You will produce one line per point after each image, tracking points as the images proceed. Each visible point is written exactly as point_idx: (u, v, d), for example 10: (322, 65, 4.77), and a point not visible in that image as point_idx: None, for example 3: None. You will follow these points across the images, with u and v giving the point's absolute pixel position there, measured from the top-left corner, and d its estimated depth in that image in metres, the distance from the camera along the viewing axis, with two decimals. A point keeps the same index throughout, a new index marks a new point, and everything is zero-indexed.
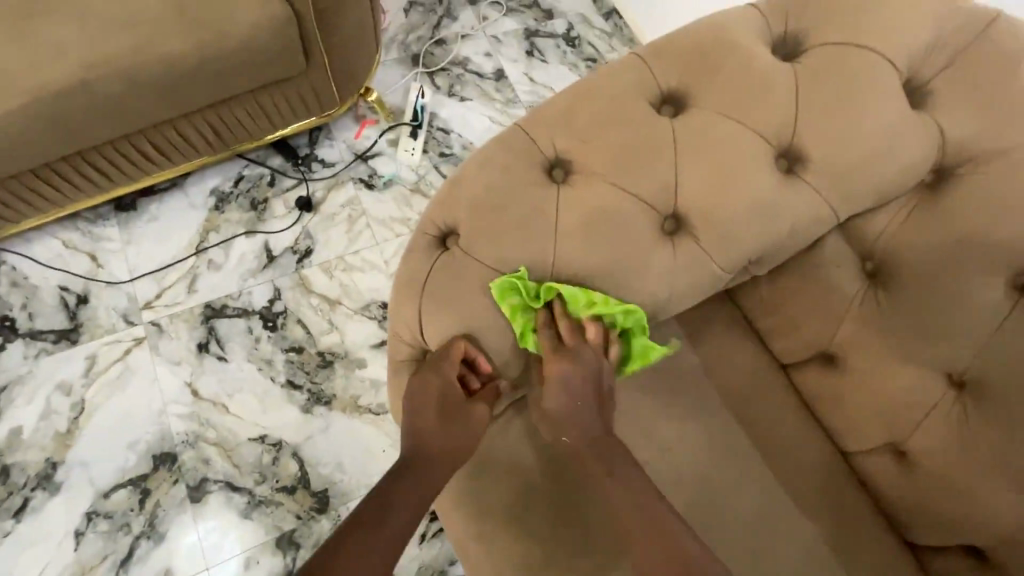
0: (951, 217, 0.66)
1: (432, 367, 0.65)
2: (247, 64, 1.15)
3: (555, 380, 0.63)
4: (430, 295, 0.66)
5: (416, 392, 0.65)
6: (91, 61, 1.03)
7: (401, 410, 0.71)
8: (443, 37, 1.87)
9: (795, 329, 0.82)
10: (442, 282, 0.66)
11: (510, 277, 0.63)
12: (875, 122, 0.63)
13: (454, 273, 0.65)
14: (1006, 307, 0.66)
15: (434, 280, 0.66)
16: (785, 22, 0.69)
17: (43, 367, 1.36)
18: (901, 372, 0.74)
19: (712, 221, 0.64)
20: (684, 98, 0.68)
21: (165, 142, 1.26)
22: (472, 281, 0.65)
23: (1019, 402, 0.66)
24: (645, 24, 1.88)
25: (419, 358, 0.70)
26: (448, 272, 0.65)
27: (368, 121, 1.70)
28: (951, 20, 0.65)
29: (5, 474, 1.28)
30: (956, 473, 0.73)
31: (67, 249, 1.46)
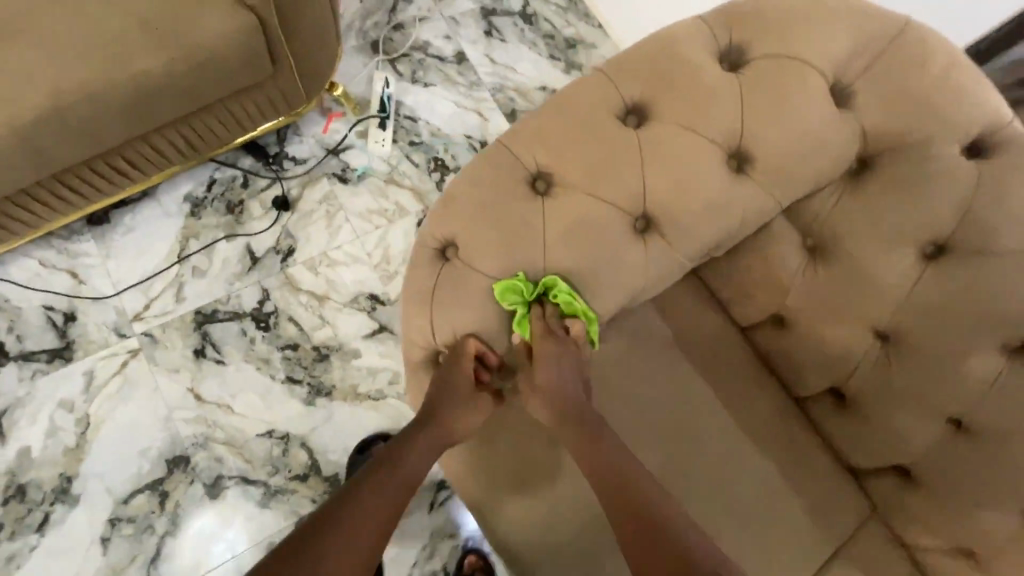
0: (873, 200, 0.78)
1: (448, 366, 0.75)
2: (215, 75, 1.15)
3: (552, 369, 0.73)
4: (438, 304, 0.75)
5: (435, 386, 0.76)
6: (58, 87, 1.03)
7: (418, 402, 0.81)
8: (400, 21, 1.85)
9: (750, 299, 0.95)
10: (448, 291, 0.74)
11: (512, 280, 0.72)
12: (809, 124, 0.73)
13: (457, 282, 0.74)
14: (919, 272, 0.79)
15: (440, 290, 0.75)
16: (730, 34, 0.77)
17: (40, 387, 1.38)
18: (838, 330, 0.87)
19: (676, 220, 0.74)
20: (647, 109, 0.76)
21: (137, 156, 1.27)
22: (473, 288, 0.74)
23: (930, 348, 0.81)
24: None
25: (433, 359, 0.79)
26: (452, 281, 0.74)
27: (335, 114, 1.70)
28: (869, 29, 0.75)
29: (22, 493, 1.32)
30: (883, 408, 0.88)
31: (45, 268, 1.46)
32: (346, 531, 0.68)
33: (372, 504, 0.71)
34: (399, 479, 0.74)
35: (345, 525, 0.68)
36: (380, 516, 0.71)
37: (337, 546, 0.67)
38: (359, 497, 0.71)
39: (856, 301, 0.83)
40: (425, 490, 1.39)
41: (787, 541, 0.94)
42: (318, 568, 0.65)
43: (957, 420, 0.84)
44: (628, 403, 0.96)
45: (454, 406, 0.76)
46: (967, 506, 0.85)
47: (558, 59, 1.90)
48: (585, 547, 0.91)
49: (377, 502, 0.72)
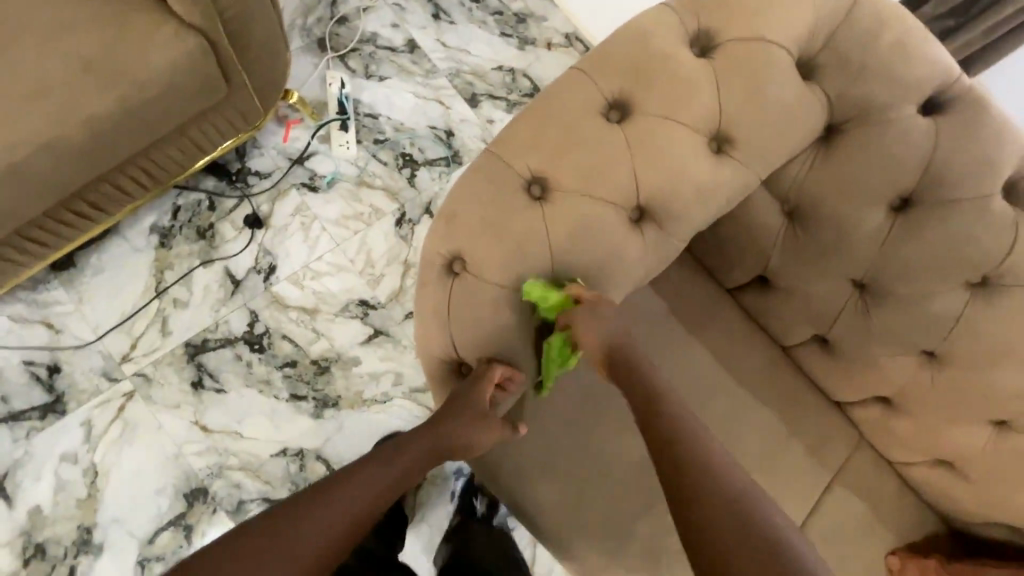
0: (842, 164, 0.84)
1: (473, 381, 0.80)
2: (172, 103, 1.11)
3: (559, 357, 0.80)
4: (453, 316, 0.78)
5: (458, 401, 0.82)
6: (11, 139, 0.98)
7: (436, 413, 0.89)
8: (344, 14, 1.77)
9: (735, 265, 1.01)
10: (460, 304, 0.77)
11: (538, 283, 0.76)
12: (779, 101, 0.77)
13: (468, 295, 0.77)
14: (888, 224, 0.86)
15: (453, 305, 0.78)
16: (695, 19, 0.80)
17: (39, 444, 1.35)
18: (820, 284, 0.94)
19: (668, 207, 0.78)
20: (627, 103, 0.78)
21: (99, 195, 1.22)
22: (484, 298, 0.77)
23: (904, 290, 0.89)
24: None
25: (454, 368, 0.84)
26: (463, 295, 0.77)
27: (292, 121, 1.65)
28: (825, 3, 0.78)
29: (42, 551, 1.31)
30: (864, 349, 0.96)
31: (17, 323, 1.41)
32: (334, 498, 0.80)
33: (356, 491, 0.82)
34: (387, 475, 0.85)
35: (333, 501, 0.80)
36: (360, 502, 0.81)
37: (327, 506, 0.79)
38: (348, 482, 0.83)
39: (834, 258, 0.90)
40: (444, 480, 1.43)
41: (791, 478, 1.04)
42: (307, 520, 0.77)
43: (930, 351, 0.93)
44: None
45: (464, 424, 0.84)
46: (942, 425, 0.96)
47: (510, 35, 1.85)
48: (611, 513, 0.99)
49: (361, 489, 0.82)
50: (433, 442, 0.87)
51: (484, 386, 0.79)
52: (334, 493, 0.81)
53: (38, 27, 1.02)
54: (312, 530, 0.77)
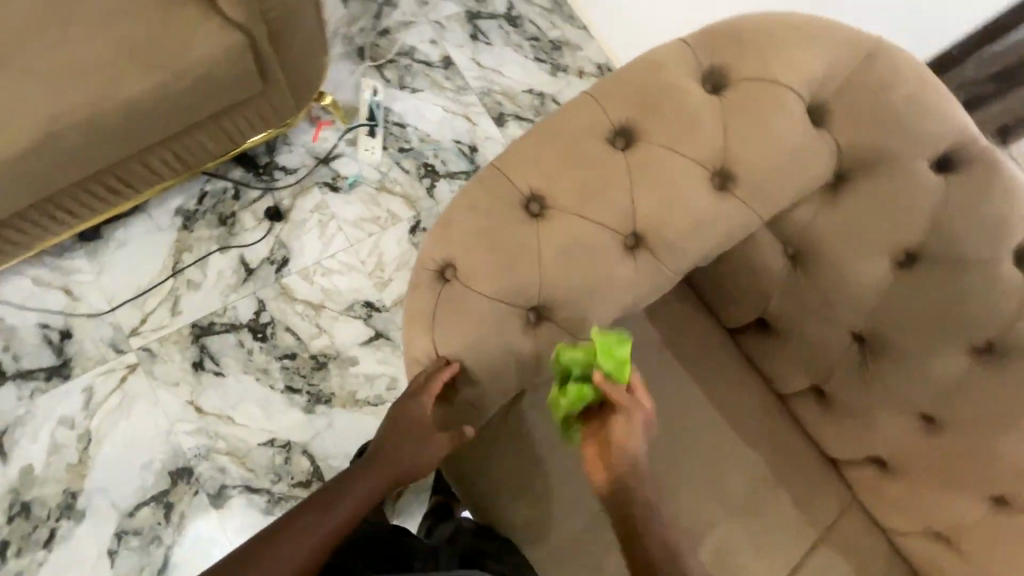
0: (849, 213, 0.82)
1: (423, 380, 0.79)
2: (208, 92, 1.16)
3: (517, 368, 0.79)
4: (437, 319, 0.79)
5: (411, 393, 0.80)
6: (55, 112, 1.04)
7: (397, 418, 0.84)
8: (386, 27, 1.85)
9: (735, 304, 0.99)
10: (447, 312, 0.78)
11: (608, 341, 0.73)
12: (787, 142, 0.77)
13: (455, 303, 0.78)
14: (893, 279, 0.84)
15: (439, 311, 0.79)
16: (711, 57, 0.81)
17: (40, 404, 1.40)
18: (820, 333, 0.92)
19: (665, 238, 0.78)
20: (634, 132, 0.79)
21: (130, 174, 1.28)
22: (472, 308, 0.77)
23: (906, 349, 0.86)
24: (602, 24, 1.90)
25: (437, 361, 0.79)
26: (451, 301, 0.78)
27: (323, 123, 1.71)
28: (844, 51, 0.79)
29: (27, 510, 1.34)
30: (860, 405, 0.93)
31: (38, 286, 1.47)
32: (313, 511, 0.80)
33: (305, 533, 0.78)
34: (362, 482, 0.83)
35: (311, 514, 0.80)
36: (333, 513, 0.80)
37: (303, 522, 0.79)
38: (294, 527, 0.78)
39: (835, 308, 0.88)
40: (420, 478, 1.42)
41: (775, 531, 1.00)
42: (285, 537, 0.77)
43: (929, 415, 0.90)
44: None
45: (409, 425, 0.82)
46: (937, 494, 0.92)
47: (544, 61, 1.90)
48: (584, 540, 0.97)
49: (310, 528, 0.78)
50: (381, 471, 0.84)
51: (432, 385, 0.78)
52: (283, 537, 0.77)
53: (96, 11, 1.09)
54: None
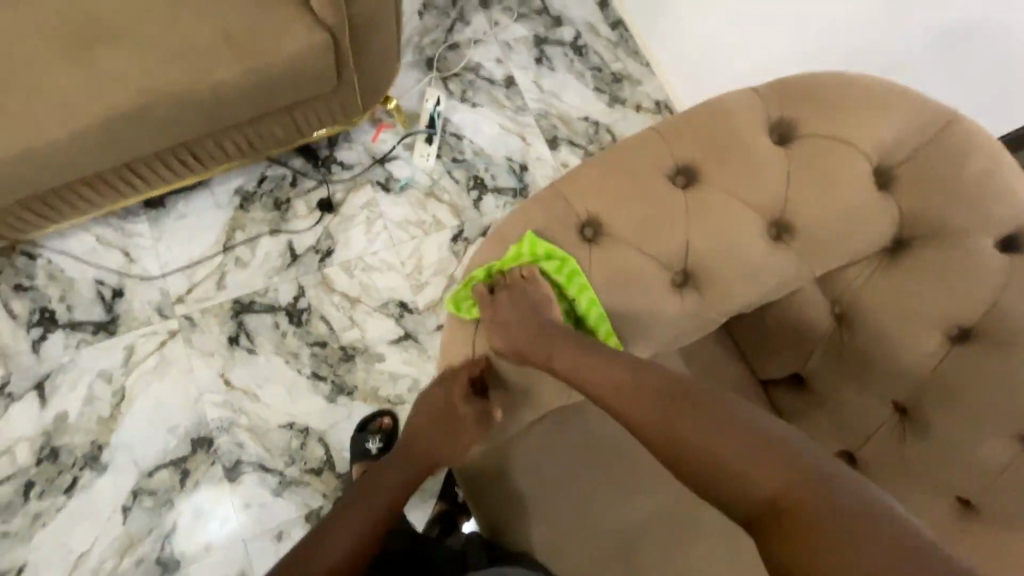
0: (904, 280, 0.81)
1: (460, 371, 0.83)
2: (289, 84, 1.23)
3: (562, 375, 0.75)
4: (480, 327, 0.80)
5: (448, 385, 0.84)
6: (149, 86, 1.12)
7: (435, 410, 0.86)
8: (456, 42, 1.91)
9: (772, 356, 0.98)
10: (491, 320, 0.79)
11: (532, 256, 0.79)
12: (849, 201, 0.77)
13: (500, 312, 0.79)
14: (942, 354, 0.82)
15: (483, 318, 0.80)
16: (781, 109, 0.82)
17: (84, 355, 1.46)
18: (858, 398, 0.90)
19: (713, 280, 0.79)
20: (696, 173, 0.81)
21: (203, 151, 1.35)
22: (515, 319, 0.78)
23: (948, 428, 0.83)
24: (664, 59, 1.90)
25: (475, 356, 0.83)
26: (496, 310, 0.79)
27: (385, 125, 1.77)
28: (916, 121, 0.79)
29: (55, 455, 1.40)
30: (892, 478, 0.90)
31: (99, 244, 1.55)
32: (355, 512, 0.79)
33: (343, 532, 0.76)
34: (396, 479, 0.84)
35: (353, 514, 0.78)
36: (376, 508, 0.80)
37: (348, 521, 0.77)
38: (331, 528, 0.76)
39: (877, 373, 0.87)
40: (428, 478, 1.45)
41: None
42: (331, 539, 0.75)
43: (966, 498, 0.86)
44: None
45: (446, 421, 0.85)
46: None
47: (603, 91, 1.93)
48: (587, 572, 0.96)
49: (355, 524, 0.77)
50: (413, 463, 0.86)
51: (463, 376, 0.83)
52: (321, 542, 0.75)
53: None
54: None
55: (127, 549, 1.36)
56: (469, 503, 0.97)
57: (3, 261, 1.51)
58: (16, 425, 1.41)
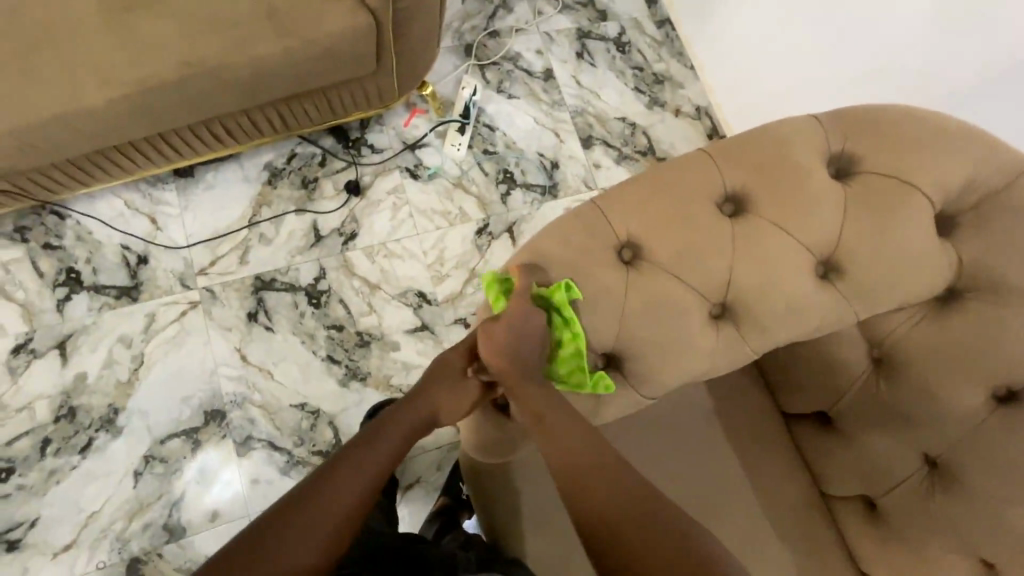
0: (954, 331, 0.78)
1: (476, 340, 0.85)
2: (327, 65, 1.21)
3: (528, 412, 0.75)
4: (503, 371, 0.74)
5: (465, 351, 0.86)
6: (188, 58, 1.10)
7: (442, 375, 0.86)
8: (497, 29, 1.86)
9: (801, 392, 0.95)
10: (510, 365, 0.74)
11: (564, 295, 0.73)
12: (905, 246, 0.74)
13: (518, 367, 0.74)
14: (984, 413, 0.79)
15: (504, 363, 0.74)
16: (842, 141, 0.78)
17: (106, 319, 1.48)
18: (886, 446, 0.87)
19: (752, 314, 0.76)
20: (745, 201, 0.77)
21: (235, 126, 1.34)
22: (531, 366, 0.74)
23: (979, 487, 0.80)
24: (710, 61, 1.83)
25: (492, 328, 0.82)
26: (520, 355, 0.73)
27: (418, 110, 1.74)
28: (985, 166, 0.75)
29: (73, 415, 1.42)
30: (914, 530, 0.88)
31: (128, 208, 1.55)
32: (332, 486, 0.74)
33: (338, 493, 0.73)
34: (379, 454, 0.79)
35: (329, 490, 0.73)
36: (357, 483, 0.75)
37: (323, 497, 0.72)
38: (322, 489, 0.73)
39: (912, 423, 0.84)
40: (433, 470, 1.45)
41: None
42: (303, 515, 0.71)
43: (990, 561, 0.83)
44: (657, 470, 0.96)
45: (448, 387, 0.85)
46: None
47: (643, 92, 1.87)
48: None
49: (331, 500, 0.73)
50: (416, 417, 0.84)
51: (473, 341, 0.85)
52: (312, 503, 0.72)
53: None
54: (301, 545, 0.69)
55: (136, 512, 1.39)
56: (476, 504, 0.99)
57: (33, 219, 1.52)
58: (36, 382, 1.43)
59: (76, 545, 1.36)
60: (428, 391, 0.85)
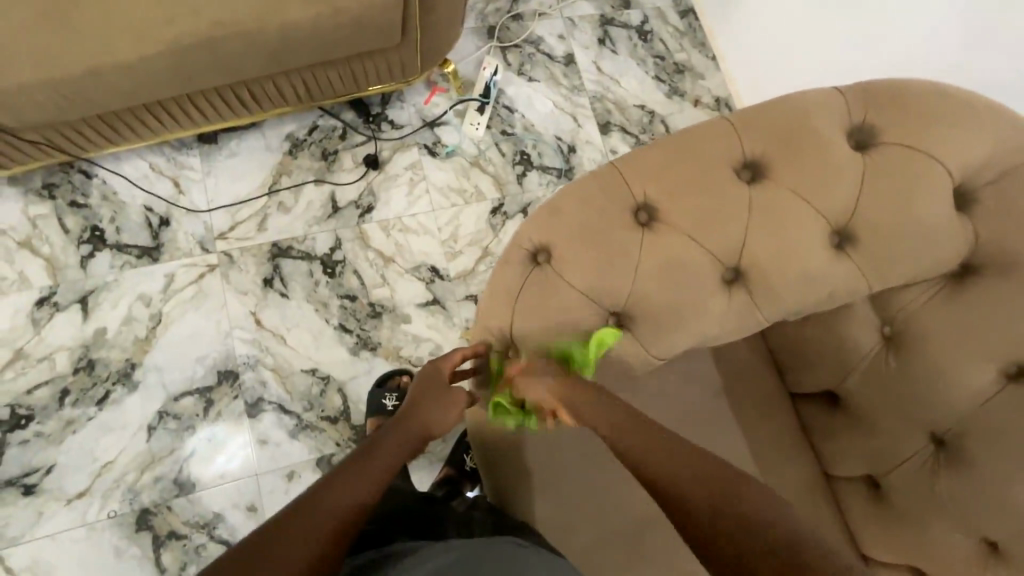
0: (966, 307, 0.79)
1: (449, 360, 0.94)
2: (355, 33, 1.22)
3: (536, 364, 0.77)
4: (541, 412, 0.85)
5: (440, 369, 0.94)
6: (219, 18, 1.12)
7: (428, 392, 0.91)
8: (520, 13, 1.87)
9: (808, 369, 0.95)
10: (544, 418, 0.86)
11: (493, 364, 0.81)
12: (924, 217, 0.74)
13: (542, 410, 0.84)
14: (993, 389, 0.79)
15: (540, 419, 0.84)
16: (863, 114, 0.79)
17: (127, 277, 1.51)
18: (894, 423, 0.88)
19: (766, 281, 0.77)
20: (763, 169, 0.79)
21: (260, 91, 1.36)
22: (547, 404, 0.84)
23: (986, 466, 0.80)
24: (733, 54, 1.83)
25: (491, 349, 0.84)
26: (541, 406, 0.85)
27: (439, 88, 1.75)
28: (1006, 145, 0.75)
29: (92, 367, 1.46)
30: (917, 509, 0.88)
31: (152, 171, 1.59)
32: (336, 490, 0.74)
33: (342, 499, 0.73)
34: (379, 468, 0.79)
35: (333, 492, 0.73)
36: (358, 489, 0.75)
37: (327, 498, 0.73)
38: (329, 489, 0.74)
39: (923, 400, 0.84)
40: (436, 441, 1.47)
41: None
42: (307, 518, 0.70)
43: (994, 542, 0.83)
44: None
45: (436, 402, 0.90)
46: None
47: (663, 81, 1.87)
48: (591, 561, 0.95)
49: (337, 503, 0.73)
50: (410, 433, 0.85)
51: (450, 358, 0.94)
52: (317, 507, 0.71)
53: None
54: (299, 552, 0.67)
55: (148, 465, 1.42)
56: (481, 469, 1.00)
57: (61, 176, 1.55)
58: (58, 334, 1.47)
59: (90, 493, 1.40)
60: (417, 406, 0.89)
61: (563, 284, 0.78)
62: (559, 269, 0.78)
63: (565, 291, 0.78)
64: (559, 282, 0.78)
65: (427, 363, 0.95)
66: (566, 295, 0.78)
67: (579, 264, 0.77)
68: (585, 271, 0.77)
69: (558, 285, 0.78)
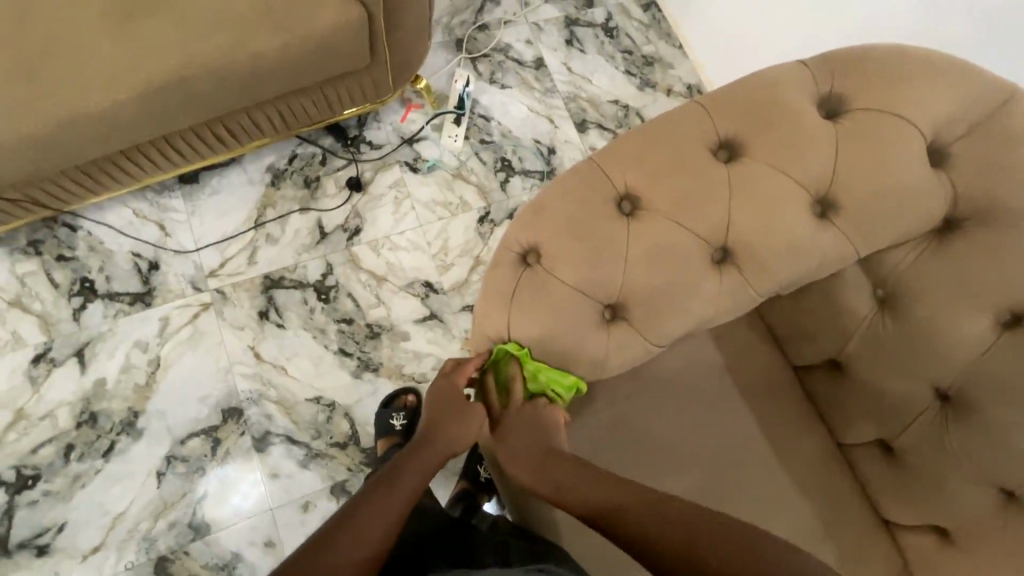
0: (954, 261, 0.80)
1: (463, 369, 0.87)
2: (323, 59, 1.24)
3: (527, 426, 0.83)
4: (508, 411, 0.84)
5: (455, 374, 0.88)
6: (188, 59, 1.13)
7: (444, 407, 0.87)
8: (486, 23, 1.89)
9: (807, 340, 0.96)
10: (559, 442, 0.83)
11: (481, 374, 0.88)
12: (899, 176, 0.75)
13: (526, 418, 0.84)
14: (989, 338, 0.80)
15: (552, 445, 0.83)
16: (830, 83, 0.81)
17: (121, 325, 1.51)
18: (898, 383, 0.88)
19: (755, 257, 0.78)
20: (739, 146, 0.80)
21: (236, 126, 1.37)
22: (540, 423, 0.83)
23: (992, 414, 0.81)
24: (699, 40, 1.85)
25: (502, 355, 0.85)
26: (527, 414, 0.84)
27: (414, 105, 1.77)
28: (971, 98, 0.77)
29: (94, 420, 1.45)
30: (932, 467, 0.88)
31: (136, 217, 1.59)
32: (352, 529, 0.74)
33: (357, 538, 0.73)
34: (394, 504, 0.78)
35: (347, 532, 0.73)
36: (373, 529, 0.75)
37: (341, 539, 0.73)
38: (345, 527, 0.74)
39: (923, 359, 0.84)
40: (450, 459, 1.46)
41: None
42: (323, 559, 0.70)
43: (1010, 490, 0.83)
44: (671, 425, 0.96)
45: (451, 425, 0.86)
46: None
47: (634, 75, 1.89)
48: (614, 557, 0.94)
49: (351, 543, 0.73)
50: (426, 463, 0.83)
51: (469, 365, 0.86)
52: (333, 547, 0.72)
53: None
54: None
55: (161, 512, 1.41)
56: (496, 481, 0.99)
57: (45, 232, 1.55)
58: (57, 389, 1.46)
59: (104, 546, 1.38)
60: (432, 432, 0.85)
61: (554, 278, 0.79)
62: (549, 266, 0.79)
63: (557, 286, 0.79)
64: (550, 277, 0.79)
65: (444, 366, 0.89)
66: (558, 292, 0.78)
67: (568, 259, 0.78)
68: (575, 265, 0.78)
69: (549, 280, 0.79)
